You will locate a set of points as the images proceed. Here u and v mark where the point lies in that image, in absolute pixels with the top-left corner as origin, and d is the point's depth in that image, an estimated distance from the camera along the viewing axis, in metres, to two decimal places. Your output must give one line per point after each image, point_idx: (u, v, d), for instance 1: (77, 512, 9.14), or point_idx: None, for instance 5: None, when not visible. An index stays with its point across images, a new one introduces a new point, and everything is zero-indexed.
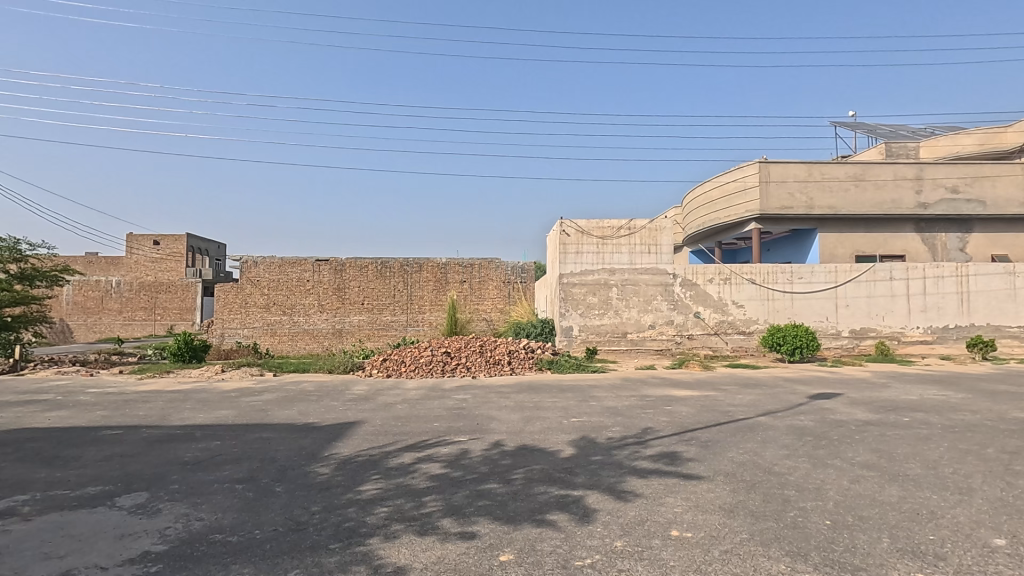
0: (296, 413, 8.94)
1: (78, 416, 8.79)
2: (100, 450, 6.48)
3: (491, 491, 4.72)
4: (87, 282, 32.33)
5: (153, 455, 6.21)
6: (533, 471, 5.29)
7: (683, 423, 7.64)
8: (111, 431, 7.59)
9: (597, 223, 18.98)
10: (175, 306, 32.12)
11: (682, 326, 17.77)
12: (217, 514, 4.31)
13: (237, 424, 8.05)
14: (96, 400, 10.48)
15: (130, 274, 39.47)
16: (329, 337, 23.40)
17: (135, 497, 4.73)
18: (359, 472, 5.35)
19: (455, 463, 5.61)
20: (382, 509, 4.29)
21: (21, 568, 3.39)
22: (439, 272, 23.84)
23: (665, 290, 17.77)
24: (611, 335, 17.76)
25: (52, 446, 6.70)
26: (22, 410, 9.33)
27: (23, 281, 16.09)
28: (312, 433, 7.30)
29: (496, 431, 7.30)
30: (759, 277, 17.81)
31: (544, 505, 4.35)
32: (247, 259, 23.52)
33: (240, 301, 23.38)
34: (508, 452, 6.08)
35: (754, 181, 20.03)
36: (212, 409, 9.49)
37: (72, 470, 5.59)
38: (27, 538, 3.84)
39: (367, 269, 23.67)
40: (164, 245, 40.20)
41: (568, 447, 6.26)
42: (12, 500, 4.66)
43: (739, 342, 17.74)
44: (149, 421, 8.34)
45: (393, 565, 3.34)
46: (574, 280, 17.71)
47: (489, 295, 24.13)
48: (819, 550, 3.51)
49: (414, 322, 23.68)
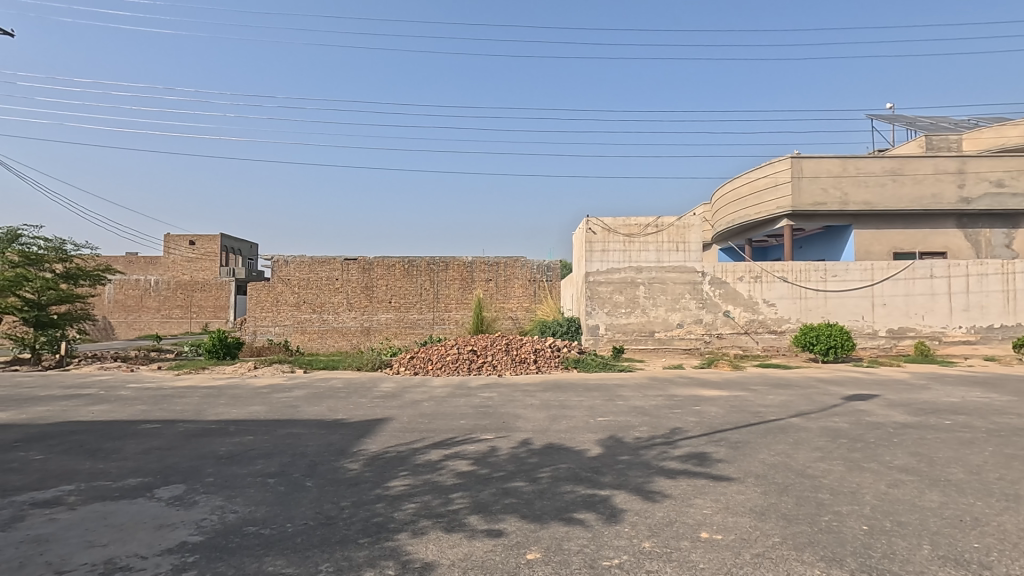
0: (325, 410, 9.08)
1: (118, 410, 9.13)
2: (140, 443, 6.73)
3: (517, 489, 4.72)
4: (127, 280, 33.40)
5: (189, 449, 6.40)
6: (559, 470, 5.28)
7: (712, 424, 7.48)
8: (150, 425, 7.87)
9: (625, 220, 18.51)
10: (210, 304, 33.25)
11: (710, 325, 17.49)
12: (251, 507, 4.42)
13: (268, 420, 8.24)
14: (136, 395, 10.86)
15: (167, 273, 40.72)
16: (357, 335, 23.78)
17: (173, 489, 4.88)
18: (387, 469, 5.41)
19: (482, 461, 5.63)
20: (410, 505, 4.34)
21: (67, 555, 3.53)
22: (465, 271, 23.94)
23: (693, 289, 17.53)
24: (638, 334, 17.59)
25: (95, 439, 6.98)
26: (67, 405, 9.76)
27: (68, 280, 16.67)
28: (341, 430, 7.42)
29: (522, 429, 7.30)
30: (790, 275, 17.41)
31: (570, 503, 4.34)
32: (278, 258, 24.02)
33: (272, 300, 23.92)
34: (534, 451, 6.07)
35: (785, 177, 19.54)
36: (243, 405, 9.72)
37: (113, 463, 5.80)
38: (72, 527, 4.00)
39: (394, 268, 23.93)
40: (200, 245, 41.49)
41: (595, 447, 6.22)
42: (59, 490, 4.87)
43: (771, 341, 17.38)
44: (186, 416, 8.61)
45: (421, 561, 3.37)
46: (600, 279, 17.66)
47: (515, 294, 24.10)
48: (856, 556, 3.41)
49: (440, 320, 23.85)
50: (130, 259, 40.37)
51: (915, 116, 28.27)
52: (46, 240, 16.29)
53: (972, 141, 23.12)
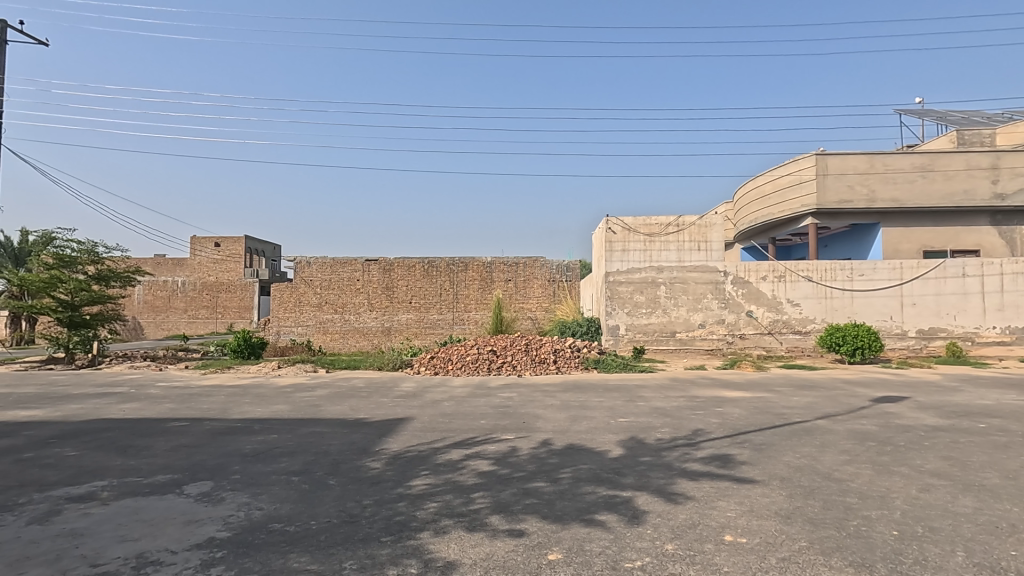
0: (347, 409, 9.19)
1: (147, 408, 9.37)
2: (169, 440, 6.90)
3: (538, 490, 4.72)
4: (156, 281, 34.26)
5: (215, 447, 6.53)
6: (580, 471, 5.26)
7: (735, 426, 7.37)
8: (178, 423, 8.06)
9: (645, 220, 18.34)
10: (235, 305, 33.92)
11: (733, 325, 17.26)
12: (275, 504, 4.49)
13: (292, 419, 8.37)
14: (165, 394, 11.14)
15: (194, 274, 41.66)
16: (378, 335, 24.01)
17: (201, 486, 4.99)
18: (409, 468, 5.45)
19: (502, 461, 5.64)
20: (431, 504, 4.36)
21: (100, 549, 3.63)
22: (484, 271, 24.00)
23: (715, 288, 17.31)
24: (659, 334, 17.44)
25: (126, 436, 7.17)
26: (99, 403, 10.05)
27: (100, 281, 17.15)
28: (363, 429, 7.51)
29: (542, 429, 7.29)
30: (815, 275, 17.09)
31: (591, 504, 4.32)
32: (301, 259, 24.38)
33: (295, 300, 24.28)
34: (555, 451, 6.06)
35: (809, 175, 19.18)
36: (268, 404, 9.88)
37: (144, 460, 5.96)
38: (105, 521, 4.12)
39: (414, 268, 24.11)
40: (225, 246, 42.33)
41: (616, 448, 6.18)
42: (92, 486, 5.02)
43: (795, 342, 17.07)
44: (212, 415, 8.80)
45: (443, 560, 3.38)
46: (620, 279, 17.54)
47: (534, 294, 24.08)
48: (886, 562, 3.33)
49: (460, 321, 23.94)
50: (158, 260, 41.39)
51: (945, 110, 27.48)
52: (79, 242, 16.78)
53: (1006, 135, 22.39)
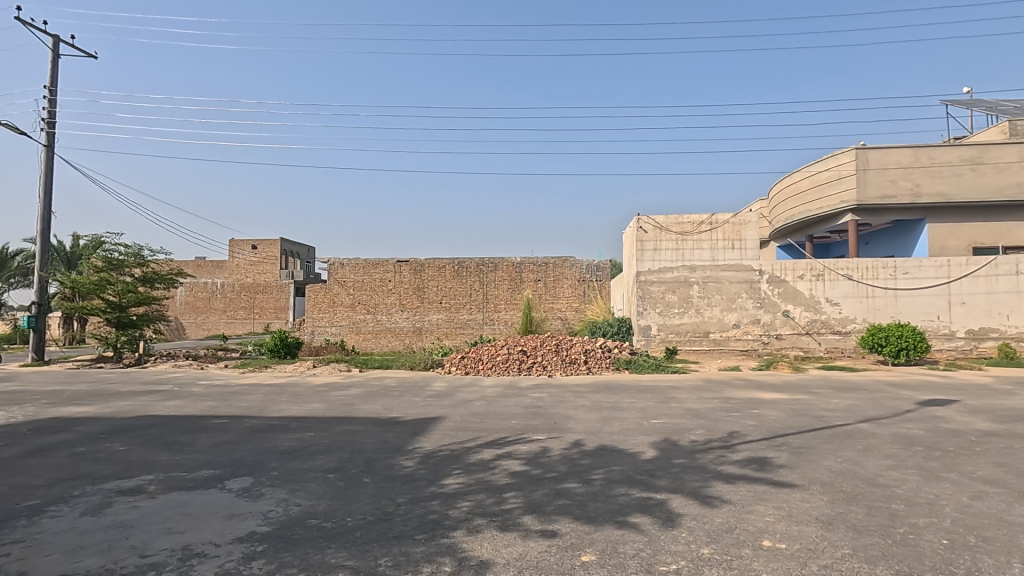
0: (380, 408, 9.34)
1: (190, 406, 9.71)
2: (210, 437, 7.13)
3: (570, 490, 4.69)
4: (197, 283, 35.48)
5: (254, 444, 6.72)
6: (613, 472, 5.21)
7: (772, 428, 7.19)
8: (219, 420, 8.33)
9: (677, 219, 18.08)
10: (271, 306, 34.85)
11: (769, 325, 16.84)
12: (312, 500, 4.60)
13: (327, 417, 8.55)
14: (206, 392, 11.53)
15: (232, 276, 42.97)
16: (410, 335, 24.30)
17: (241, 481, 5.15)
18: (441, 467, 5.50)
19: (534, 462, 5.63)
20: (464, 504, 4.39)
21: (148, 540, 3.78)
22: (514, 272, 24.03)
23: (750, 288, 16.93)
24: (692, 335, 17.15)
25: (170, 432, 7.45)
26: (145, 400, 10.47)
27: (145, 283, 17.87)
28: (396, 427, 7.61)
29: (573, 430, 7.25)
30: (856, 273, 16.54)
31: (625, 506, 4.28)
32: (334, 261, 24.86)
33: (328, 301, 24.79)
34: (587, 452, 6.03)
35: (848, 170, 18.58)
36: (303, 402, 10.12)
37: (187, 455, 6.17)
38: (152, 514, 4.29)
39: (444, 269, 24.31)
40: (262, 249, 43.50)
41: (649, 449, 6.10)
42: (140, 480, 5.23)
43: (835, 342, 16.56)
44: (251, 412, 9.06)
45: (477, 559, 3.40)
46: (652, 278, 17.32)
47: (564, 294, 23.98)
48: (935, 572, 3.20)
49: (490, 321, 24.02)
50: (199, 263, 42.83)
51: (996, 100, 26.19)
52: (126, 246, 17.52)
53: None
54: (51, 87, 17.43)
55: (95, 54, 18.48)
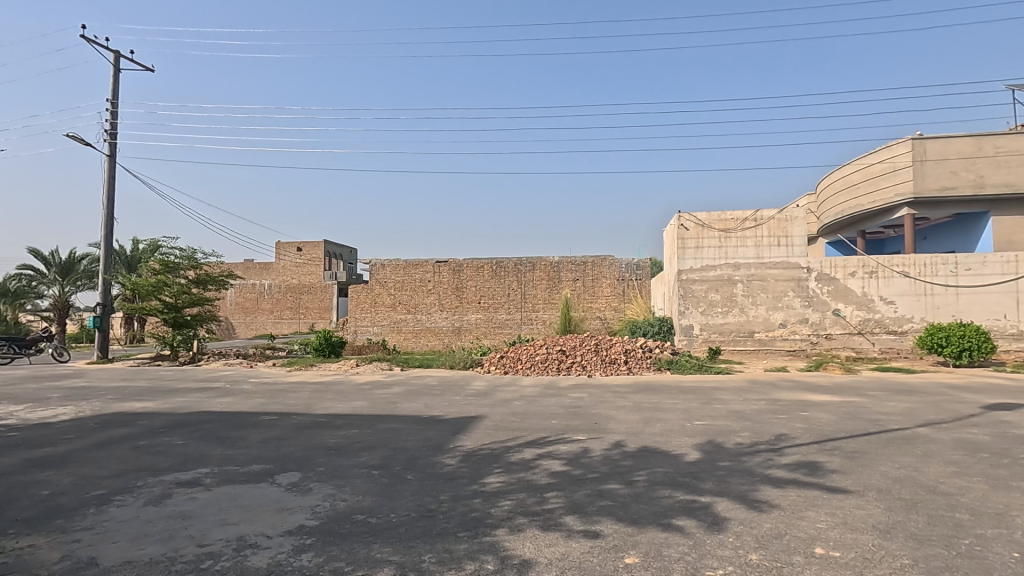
0: (421, 406, 9.48)
1: (241, 403, 10.11)
2: (261, 433, 7.41)
3: (612, 491, 4.65)
4: (246, 284, 36.87)
5: (302, 440, 6.94)
6: (656, 474, 5.13)
7: (823, 432, 6.93)
8: (269, 416, 8.64)
9: (719, 215, 17.13)
10: (316, 306, 35.88)
11: (818, 324, 16.23)
12: (358, 496, 4.70)
13: (371, 415, 8.74)
14: (256, 389, 11.98)
15: (279, 278, 44.47)
16: (449, 334, 24.57)
17: (290, 476, 5.32)
18: (483, 465, 5.54)
19: (575, 462, 5.61)
20: (505, 502, 4.41)
21: (204, 531, 3.95)
22: (552, 271, 23.98)
23: (797, 286, 16.37)
24: (736, 334, 16.70)
25: (224, 428, 7.78)
26: (200, 396, 10.96)
27: (199, 285, 18.69)
28: (437, 426, 7.72)
29: (614, 430, 7.18)
30: (913, 270, 15.76)
31: (668, 509, 4.20)
32: (375, 262, 25.38)
33: (370, 301, 25.33)
34: (628, 453, 5.95)
35: (904, 162, 17.68)
36: (348, 400, 10.39)
37: (240, 450, 6.43)
38: (208, 505, 4.48)
39: (483, 269, 24.46)
40: (306, 251, 44.85)
41: (693, 451, 5.98)
42: (197, 472, 5.48)
43: (890, 343, 15.83)
44: (298, 409, 9.37)
45: (519, 558, 3.41)
46: (694, 277, 16.97)
47: (603, 293, 23.74)
48: None
49: (528, 321, 24.03)
50: (248, 265, 44.52)
51: None
52: (181, 250, 18.35)
53: None
54: (113, 100, 18.45)
55: (152, 67, 19.44)
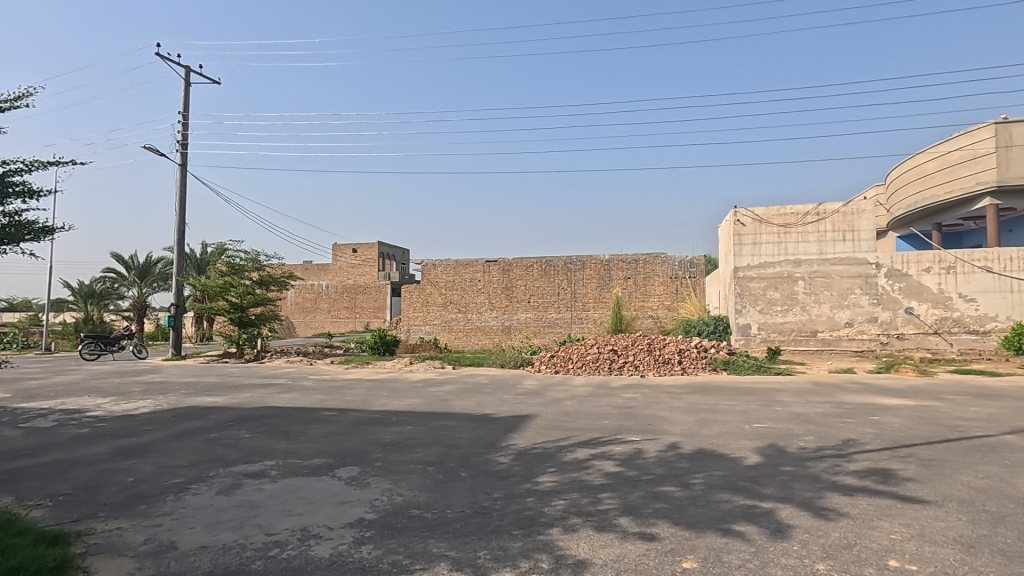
0: (473, 405, 9.59)
1: (302, 399, 10.55)
2: (321, 428, 7.70)
3: (668, 494, 4.55)
4: (305, 285, 38.40)
5: (359, 436, 7.16)
6: (714, 477, 4.98)
7: (896, 438, 6.52)
8: (328, 412, 8.97)
9: (778, 209, 16.43)
10: (370, 305, 36.94)
11: (888, 324, 15.35)
12: (414, 491, 4.81)
13: (424, 412, 8.92)
14: (316, 386, 12.47)
15: (335, 278, 46.06)
16: (499, 333, 24.72)
17: (349, 470, 5.51)
18: (535, 464, 5.55)
19: (629, 463, 5.53)
20: (559, 502, 4.40)
21: (271, 520, 4.14)
22: (602, 269, 23.72)
23: (865, 282, 15.52)
24: (798, 334, 15.98)
25: (286, 422, 8.14)
26: (265, 392, 11.52)
27: (262, 286, 19.61)
28: (489, 424, 7.78)
29: (669, 432, 7.03)
30: (996, 265, 14.73)
31: (728, 513, 4.07)
32: (427, 262, 25.86)
33: (422, 301, 25.82)
34: (684, 456, 5.81)
35: (986, 148, 16.41)
36: (402, 397, 10.64)
37: (302, 444, 6.70)
38: (274, 496, 4.70)
39: (532, 268, 24.47)
40: (361, 252, 46.28)
41: (753, 455, 5.77)
42: (263, 464, 5.75)
43: (970, 343, 14.88)
44: (356, 406, 9.67)
45: (574, 558, 3.39)
46: (751, 274, 16.37)
47: (655, 292, 23.26)
48: None
49: (579, 320, 23.87)
50: (307, 267, 46.35)
51: None
52: (245, 252, 19.30)
53: None
54: (184, 112, 19.62)
55: (219, 80, 20.53)
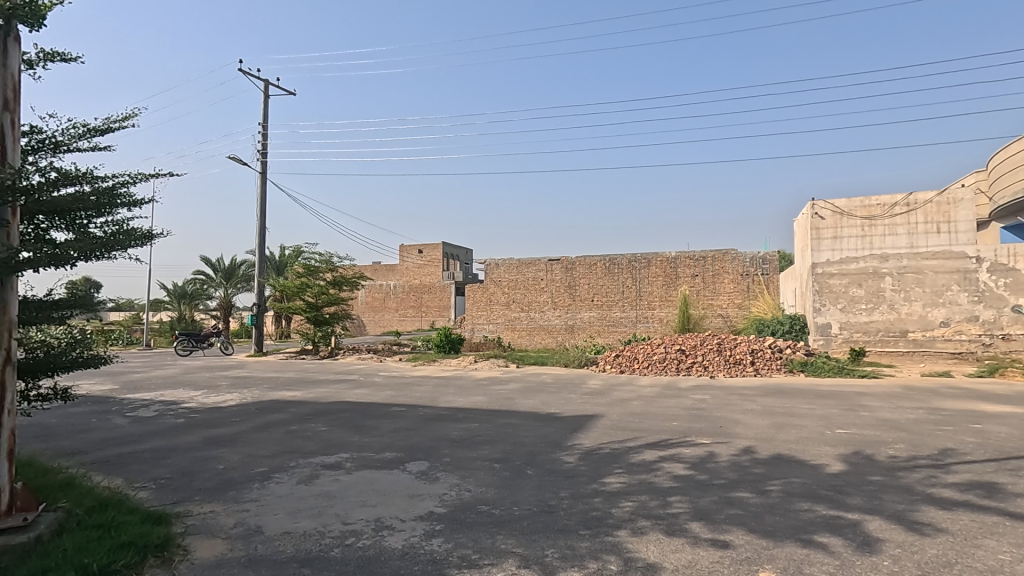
0: (538, 403, 9.61)
1: (373, 394, 10.96)
2: (391, 423, 7.97)
3: (742, 500, 4.37)
4: (374, 285, 39.87)
5: (428, 432, 7.36)
6: (793, 485, 4.73)
7: (1003, 449, 5.93)
8: (397, 408, 9.27)
9: (862, 201, 15.42)
10: (436, 305, 37.82)
11: (991, 323, 14.00)
12: (481, 488, 4.88)
13: (490, 410, 9.03)
14: (385, 382, 12.93)
15: (403, 279, 47.54)
16: (562, 332, 24.62)
17: (419, 465, 5.67)
18: (602, 465, 5.48)
19: (700, 466, 5.35)
20: (627, 503, 4.33)
21: (347, 510, 4.33)
22: (668, 267, 23.11)
23: (964, 278, 14.24)
24: (885, 334, 14.88)
25: (359, 417, 8.49)
26: (338, 387, 12.07)
27: (335, 286, 20.55)
28: (555, 423, 7.77)
29: (742, 436, 6.74)
30: None
31: (809, 523, 3.86)
32: (490, 261, 26.17)
33: (486, 300, 26.14)
34: (760, 461, 5.56)
35: None
36: (468, 394, 10.82)
37: (374, 438, 6.97)
38: (350, 487, 4.92)
39: (595, 266, 24.22)
40: (426, 253, 47.53)
41: (836, 463, 5.43)
42: (339, 457, 6.03)
43: None
44: (423, 402, 9.94)
45: (644, 561, 3.33)
46: (831, 270, 15.44)
47: (725, 290, 22.38)
48: None
49: (644, 319, 23.37)
50: (376, 267, 48.14)
51: None
52: (320, 255, 20.30)
53: None
54: (264, 124, 20.89)
55: (294, 91, 21.67)
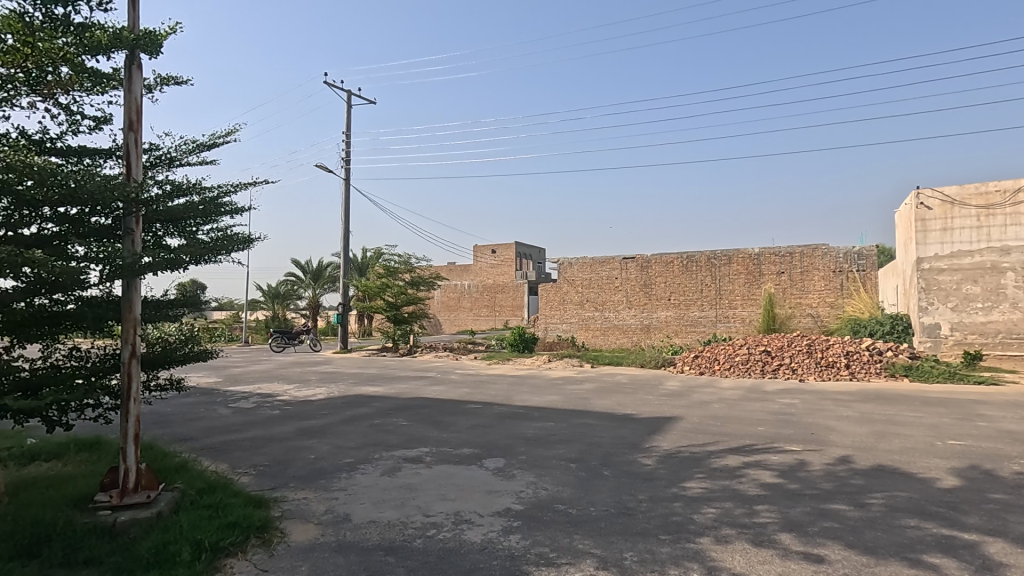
0: (613, 404, 9.46)
1: (450, 391, 11.25)
2: (468, 420, 8.14)
3: (839, 512, 4.08)
4: (450, 285, 40.89)
5: (503, 429, 7.45)
6: (897, 499, 4.36)
7: None
8: (474, 405, 9.46)
9: (977, 187, 13.79)
10: (509, 304, 38.19)
11: None
12: (558, 487, 4.88)
13: (565, 409, 9.00)
14: (461, 380, 13.22)
15: (477, 279, 48.41)
16: (638, 332, 24.08)
17: (496, 462, 5.75)
18: (683, 469, 5.30)
19: (790, 474, 5.05)
20: (710, 510, 4.16)
21: (427, 503, 4.47)
22: (751, 264, 21.99)
23: None
24: (1006, 336, 13.36)
25: (437, 413, 8.75)
26: (417, 384, 12.50)
27: (413, 286, 21.28)
28: (632, 425, 7.61)
29: (837, 444, 6.29)
30: None
31: (917, 542, 3.53)
32: (563, 261, 26.08)
33: (559, 299, 26.08)
34: (858, 471, 5.16)
35: None
36: (542, 393, 10.85)
37: (452, 434, 7.14)
38: (430, 481, 5.07)
39: (672, 264, 23.50)
40: (500, 253, 48.13)
41: (949, 477, 4.93)
42: (419, 451, 6.24)
43: None
44: (498, 400, 10.07)
45: (729, 571, 3.19)
46: (940, 265, 14.06)
47: (815, 288, 20.96)
48: None
49: (725, 318, 22.38)
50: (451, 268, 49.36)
51: None
52: (399, 256, 21.11)
53: None
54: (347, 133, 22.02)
55: (374, 101, 22.67)
